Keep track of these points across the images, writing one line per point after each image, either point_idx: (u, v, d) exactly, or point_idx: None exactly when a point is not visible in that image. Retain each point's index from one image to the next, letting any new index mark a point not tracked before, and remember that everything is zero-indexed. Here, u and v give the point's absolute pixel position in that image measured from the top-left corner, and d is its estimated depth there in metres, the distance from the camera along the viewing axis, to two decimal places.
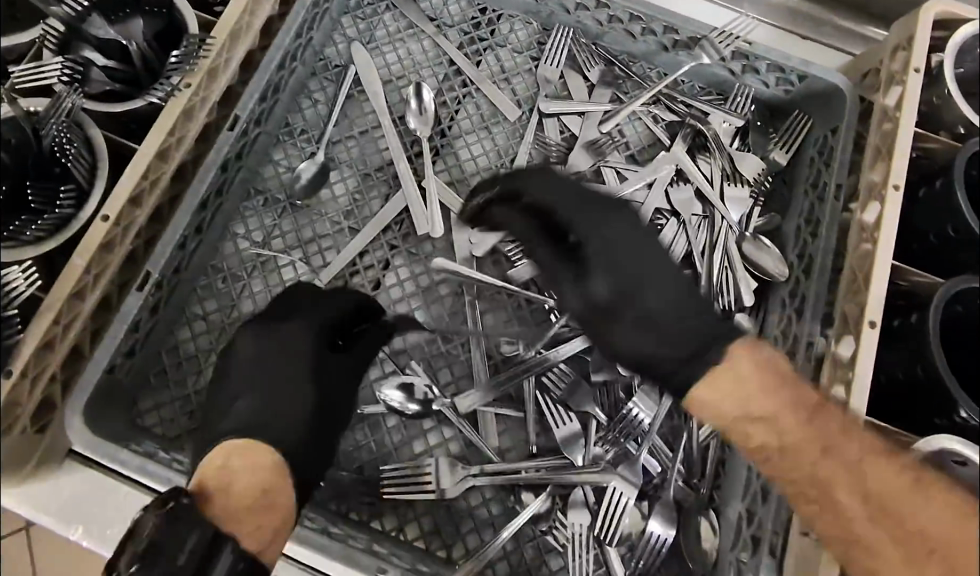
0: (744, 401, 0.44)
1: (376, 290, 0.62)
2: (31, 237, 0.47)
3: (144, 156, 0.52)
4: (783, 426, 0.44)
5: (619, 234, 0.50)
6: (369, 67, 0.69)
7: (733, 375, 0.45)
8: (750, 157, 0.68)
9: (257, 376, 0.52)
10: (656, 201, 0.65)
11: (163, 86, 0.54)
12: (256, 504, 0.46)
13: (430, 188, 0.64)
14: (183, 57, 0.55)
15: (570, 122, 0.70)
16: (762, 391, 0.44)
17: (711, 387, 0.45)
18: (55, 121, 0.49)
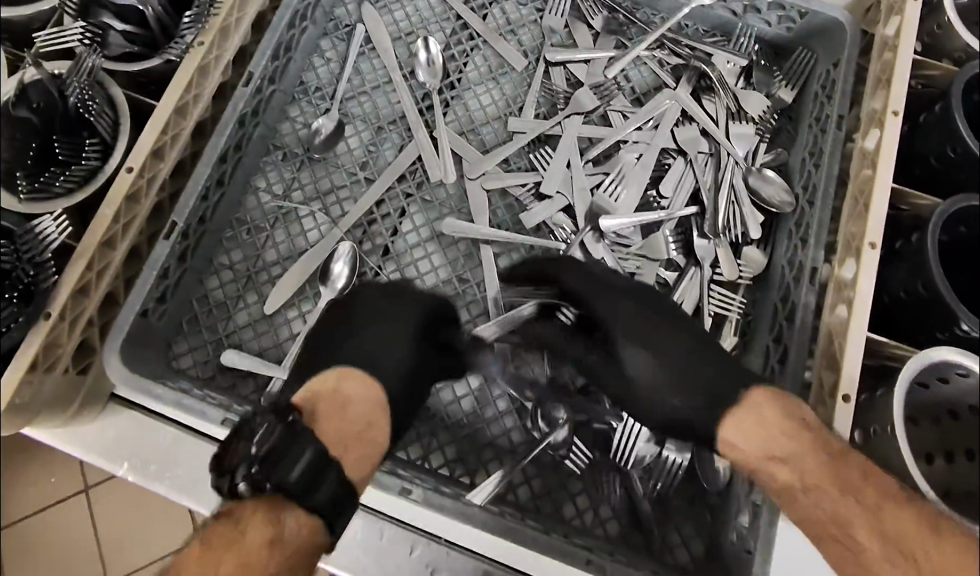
0: (767, 439, 0.49)
1: (393, 238, 0.65)
2: (61, 189, 0.49)
3: (164, 111, 0.55)
4: (805, 466, 0.47)
5: (664, 339, 0.55)
6: (378, 25, 0.71)
7: (759, 413, 0.50)
8: (754, 95, 0.69)
9: (370, 327, 0.57)
10: (662, 141, 0.67)
11: (178, 46, 0.56)
12: (364, 421, 0.53)
13: (441, 138, 0.66)
14: (198, 15, 0.56)
15: (576, 70, 0.71)
16: (790, 422, 0.49)
17: (740, 428, 0.51)
18: (77, 80, 0.50)
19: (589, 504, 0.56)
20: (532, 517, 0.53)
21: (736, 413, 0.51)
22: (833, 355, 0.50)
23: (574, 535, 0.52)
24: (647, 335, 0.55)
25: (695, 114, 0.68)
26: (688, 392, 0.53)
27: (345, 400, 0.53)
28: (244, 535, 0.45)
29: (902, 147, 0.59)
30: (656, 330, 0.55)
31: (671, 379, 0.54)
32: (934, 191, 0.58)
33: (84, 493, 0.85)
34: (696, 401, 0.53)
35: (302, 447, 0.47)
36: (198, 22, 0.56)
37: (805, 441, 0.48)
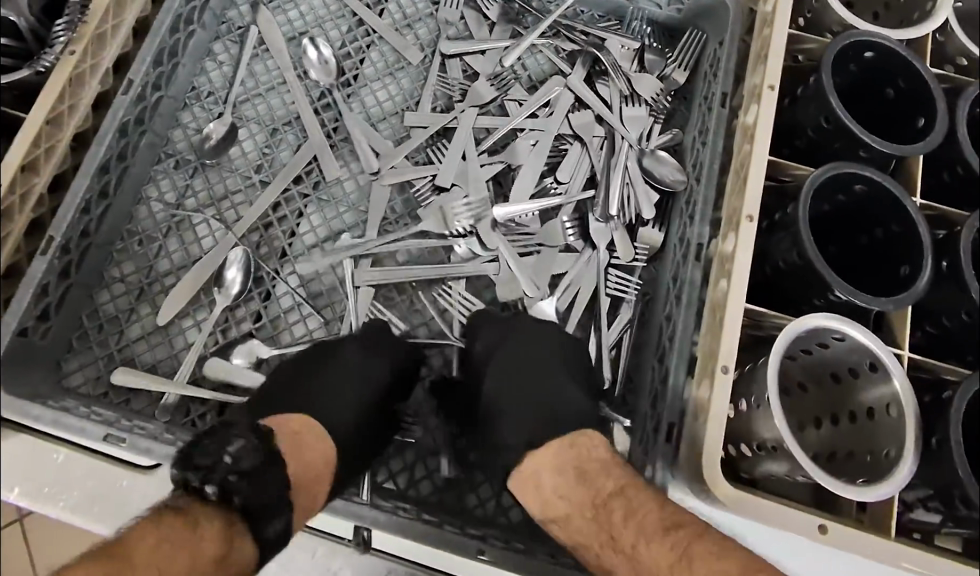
0: (543, 498, 0.51)
1: (291, 240, 0.64)
2: None
3: (33, 124, 0.54)
4: (574, 519, 0.50)
5: (519, 348, 0.58)
6: (270, 26, 0.70)
7: (523, 484, 0.52)
8: (647, 77, 0.70)
9: (311, 371, 0.57)
10: (557, 126, 0.67)
11: (50, 53, 0.55)
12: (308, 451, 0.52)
13: (352, 129, 0.66)
14: (68, 23, 0.55)
15: (472, 62, 0.71)
16: (560, 498, 0.51)
17: (545, 474, 0.52)
18: None
19: (492, 493, 0.57)
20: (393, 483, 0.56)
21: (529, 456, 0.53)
22: (715, 328, 0.52)
23: (470, 525, 0.53)
24: (487, 369, 0.58)
25: (590, 100, 0.68)
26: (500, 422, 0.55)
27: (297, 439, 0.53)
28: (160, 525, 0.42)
29: (783, 120, 0.60)
30: (487, 353, 0.58)
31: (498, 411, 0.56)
32: (814, 163, 0.59)
33: (18, 522, 0.82)
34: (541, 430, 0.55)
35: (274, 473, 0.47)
36: (71, 30, 0.56)
37: (563, 523, 0.50)
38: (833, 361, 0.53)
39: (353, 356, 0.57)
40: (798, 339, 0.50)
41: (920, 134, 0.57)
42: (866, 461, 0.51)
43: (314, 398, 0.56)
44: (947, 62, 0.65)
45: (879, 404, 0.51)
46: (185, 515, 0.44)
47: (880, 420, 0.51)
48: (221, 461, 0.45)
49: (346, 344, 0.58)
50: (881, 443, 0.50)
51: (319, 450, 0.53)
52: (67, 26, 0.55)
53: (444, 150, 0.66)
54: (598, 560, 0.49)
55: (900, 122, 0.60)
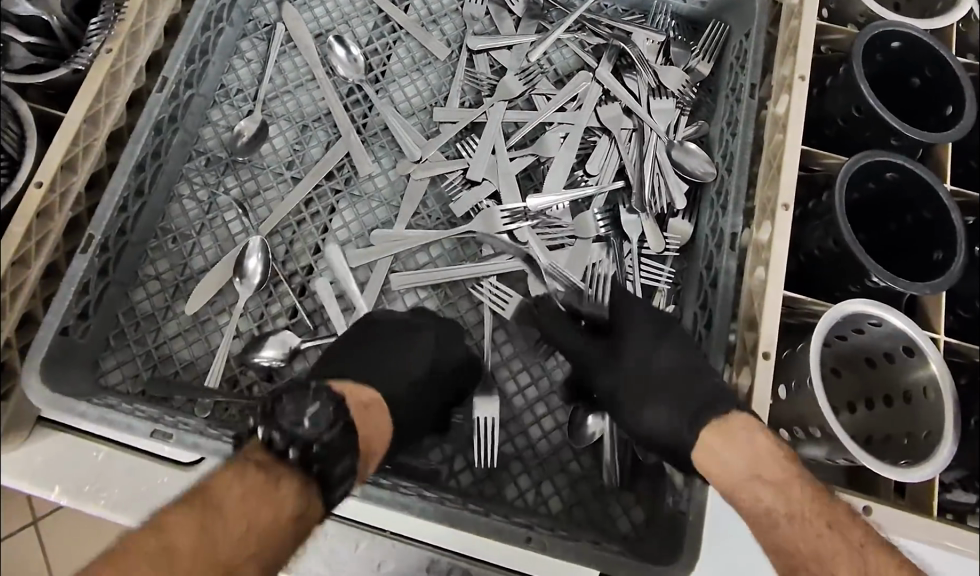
0: (755, 457, 0.47)
1: (325, 235, 0.65)
2: None
3: (72, 121, 0.54)
4: (791, 492, 0.46)
5: (667, 346, 0.56)
6: (298, 23, 0.71)
7: (712, 451, 0.48)
8: (673, 69, 0.70)
9: (385, 338, 0.57)
10: (586, 120, 0.68)
11: (86, 53, 0.55)
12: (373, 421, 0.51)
13: (391, 124, 0.67)
14: (104, 22, 0.56)
15: (499, 56, 0.71)
16: (763, 472, 0.46)
17: (719, 433, 0.49)
18: None
19: (530, 484, 0.57)
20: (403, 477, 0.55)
21: (712, 428, 0.49)
22: (755, 315, 0.52)
23: (515, 514, 0.53)
24: (649, 352, 0.56)
25: (617, 94, 0.69)
26: (665, 406, 0.53)
27: (365, 402, 0.52)
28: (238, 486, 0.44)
29: (812, 109, 0.61)
30: (655, 338, 0.56)
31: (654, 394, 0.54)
32: (843, 152, 0.60)
33: (33, 525, 0.86)
34: (678, 411, 0.52)
35: (344, 447, 0.46)
36: (106, 29, 0.56)
37: (773, 491, 0.46)
38: (868, 347, 0.54)
39: (428, 342, 0.57)
40: (838, 322, 0.51)
41: (949, 121, 0.58)
42: (904, 444, 0.51)
43: (381, 367, 0.55)
44: (969, 51, 0.66)
45: (915, 387, 0.51)
46: (265, 474, 0.45)
47: (916, 403, 0.51)
48: (307, 429, 0.45)
49: (423, 330, 0.58)
50: (919, 425, 0.51)
51: (374, 421, 0.51)
52: (103, 27, 0.56)
53: (473, 144, 0.66)
54: (799, 542, 0.44)
55: (927, 109, 0.61)
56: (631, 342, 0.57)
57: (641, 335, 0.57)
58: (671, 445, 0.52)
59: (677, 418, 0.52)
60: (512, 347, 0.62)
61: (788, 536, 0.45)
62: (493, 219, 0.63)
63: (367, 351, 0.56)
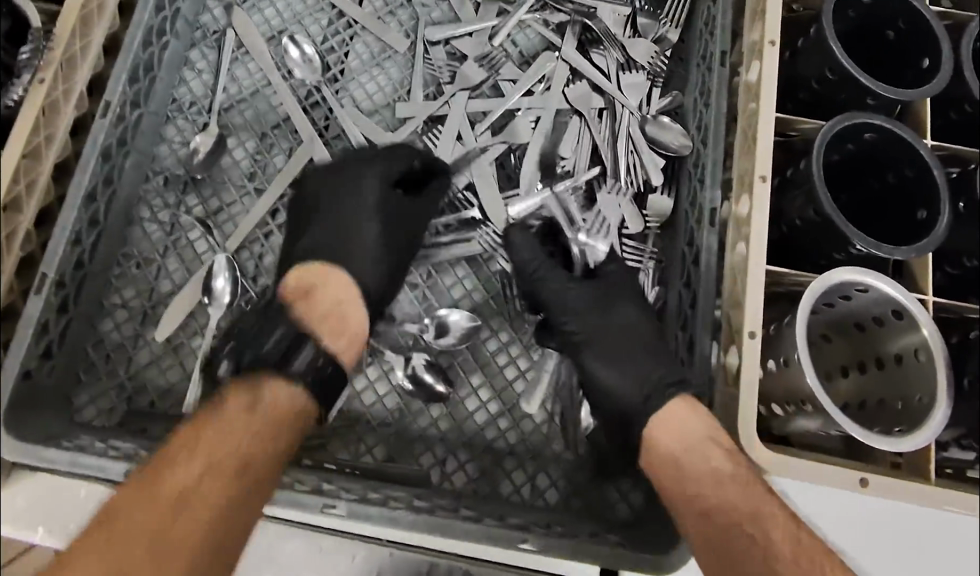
0: (712, 429, 0.50)
1: (294, 246, 0.63)
2: None
3: (11, 155, 0.51)
4: (740, 459, 0.49)
5: (617, 324, 0.58)
6: (249, 27, 0.68)
7: (668, 420, 0.52)
8: (642, 42, 0.68)
9: (327, 213, 0.60)
10: (555, 102, 0.66)
11: (17, 85, 0.54)
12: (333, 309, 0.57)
13: (349, 127, 0.66)
14: (34, 50, 0.54)
15: (460, 44, 0.69)
16: (718, 438, 0.50)
17: (668, 418, 0.53)
18: None
19: (525, 478, 0.56)
20: (390, 486, 0.52)
21: (680, 405, 0.53)
22: (737, 293, 0.51)
23: (510, 514, 0.51)
24: (607, 325, 0.58)
25: (586, 72, 0.67)
26: (629, 376, 0.55)
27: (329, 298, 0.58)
28: (258, 401, 0.51)
29: (784, 73, 0.59)
30: (622, 307, 0.59)
31: (609, 359, 0.57)
32: (820, 114, 0.58)
33: None
34: (631, 378, 0.55)
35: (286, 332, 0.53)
36: (36, 58, 0.54)
37: (727, 455, 0.49)
38: (858, 312, 0.52)
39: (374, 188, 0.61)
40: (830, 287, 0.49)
41: (925, 75, 0.55)
42: (898, 409, 0.50)
43: (339, 243, 0.60)
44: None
45: (906, 350, 0.50)
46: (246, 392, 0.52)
47: (909, 366, 0.50)
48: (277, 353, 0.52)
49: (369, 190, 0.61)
50: (912, 389, 0.49)
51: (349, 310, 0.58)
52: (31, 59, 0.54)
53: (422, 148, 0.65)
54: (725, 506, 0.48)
55: (901, 62, 0.58)
56: (614, 321, 0.58)
57: (629, 304, 0.59)
58: (626, 409, 0.55)
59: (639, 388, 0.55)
60: (497, 342, 0.60)
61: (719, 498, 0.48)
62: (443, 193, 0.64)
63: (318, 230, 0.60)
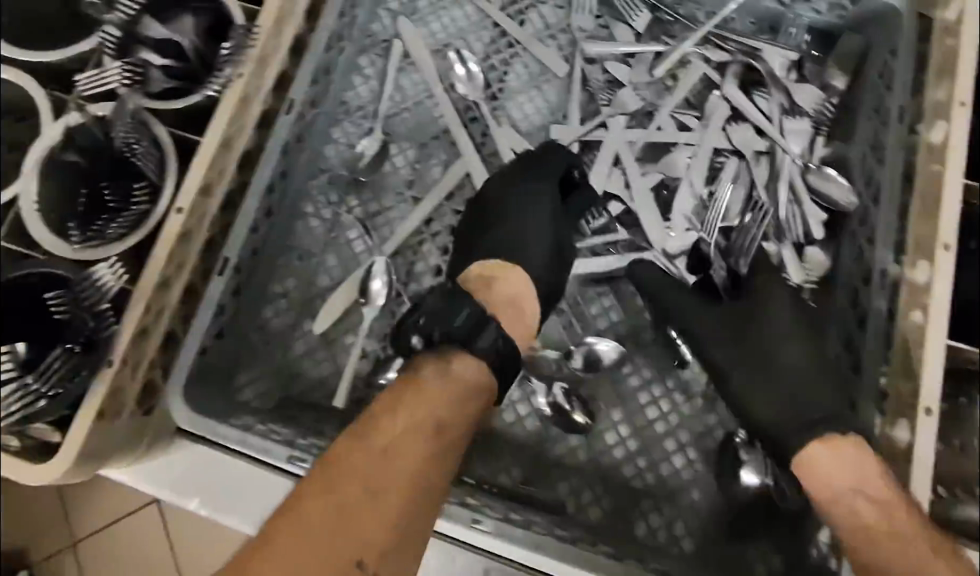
0: (857, 477, 0.48)
1: (446, 256, 0.66)
2: (112, 234, 0.51)
3: (210, 144, 0.54)
4: (896, 512, 0.47)
5: (787, 355, 0.57)
6: (414, 36, 0.71)
7: (813, 465, 0.50)
8: (809, 88, 0.68)
9: (505, 216, 0.62)
10: (714, 141, 0.67)
11: (217, 79, 0.56)
12: (507, 298, 0.58)
13: (504, 146, 0.68)
14: (235, 47, 0.56)
15: (616, 69, 0.72)
16: (867, 486, 0.48)
17: (835, 458, 0.50)
18: (121, 124, 0.52)
19: (662, 522, 0.58)
20: (529, 509, 0.54)
21: (823, 438, 0.51)
22: None
23: (645, 555, 0.51)
24: (764, 338, 0.59)
25: (747, 112, 0.68)
26: (777, 398, 0.56)
27: (492, 286, 0.58)
28: (426, 387, 0.50)
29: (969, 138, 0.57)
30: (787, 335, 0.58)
31: (770, 389, 0.56)
32: None
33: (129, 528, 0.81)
34: (788, 407, 0.55)
35: (457, 316, 0.51)
36: (236, 54, 0.56)
37: (872, 504, 0.48)
38: None
39: (545, 200, 0.62)
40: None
41: None
42: None
43: (507, 237, 0.61)
44: None
45: None
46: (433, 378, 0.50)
47: None
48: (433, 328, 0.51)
49: (542, 195, 0.62)
50: None
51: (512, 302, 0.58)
52: (232, 54, 0.56)
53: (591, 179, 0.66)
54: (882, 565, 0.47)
55: None
56: (770, 334, 0.59)
57: (787, 314, 0.59)
58: (777, 438, 0.54)
59: (796, 426, 0.53)
60: (639, 379, 0.62)
61: (887, 556, 0.46)
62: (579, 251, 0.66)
63: (501, 228, 0.62)
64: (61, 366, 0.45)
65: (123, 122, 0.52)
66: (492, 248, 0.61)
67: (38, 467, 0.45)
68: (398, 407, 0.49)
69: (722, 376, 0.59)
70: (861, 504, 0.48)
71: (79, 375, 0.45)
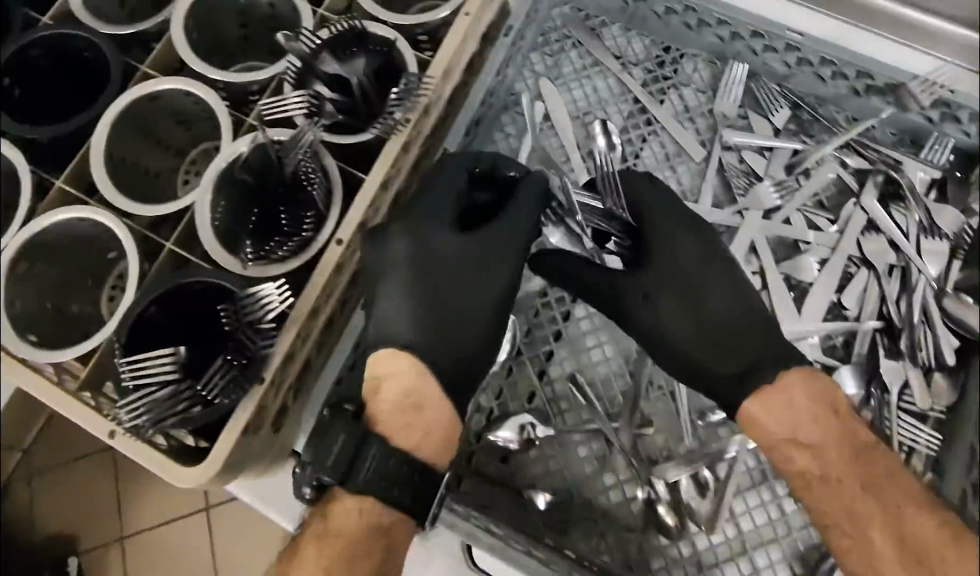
0: (789, 425, 0.58)
1: (566, 321, 0.68)
2: (283, 255, 0.56)
3: (372, 185, 0.58)
4: (824, 453, 0.58)
5: (717, 293, 0.64)
6: (558, 102, 0.76)
7: (753, 423, 0.59)
8: (949, 210, 0.70)
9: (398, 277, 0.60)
10: (848, 248, 0.70)
11: (382, 123, 0.59)
12: (414, 410, 0.57)
13: None
14: (403, 93, 0.59)
15: (752, 158, 0.75)
16: (802, 430, 0.58)
17: (764, 406, 0.58)
18: (298, 150, 0.56)
19: None
20: None
21: (756, 395, 0.59)
22: None
23: None
24: (703, 284, 0.64)
25: (883, 225, 0.70)
26: (722, 361, 0.62)
27: (381, 385, 0.57)
28: (338, 525, 0.55)
29: None
30: (714, 270, 0.65)
31: (712, 327, 0.63)
32: None
33: (205, 509, 1.07)
34: (730, 366, 0.61)
35: (370, 457, 0.53)
36: (404, 100, 0.59)
37: (804, 450, 0.58)
38: None
39: (435, 233, 0.61)
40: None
41: None
42: None
43: (454, 295, 0.61)
44: None
45: None
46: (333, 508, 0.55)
47: None
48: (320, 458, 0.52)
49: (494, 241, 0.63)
50: None
51: (424, 417, 0.57)
52: (403, 97, 0.59)
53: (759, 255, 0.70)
54: (824, 508, 0.58)
55: None
56: (717, 283, 0.64)
57: (725, 273, 0.65)
58: (714, 381, 0.62)
59: (734, 370, 0.61)
60: (749, 479, 0.63)
61: (827, 502, 0.58)
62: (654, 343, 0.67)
63: (407, 282, 0.60)
64: (221, 377, 0.48)
65: (301, 153, 0.56)
66: (406, 341, 0.59)
67: (188, 469, 0.48)
68: (330, 527, 0.55)
69: (657, 338, 0.64)
70: (796, 448, 0.58)
71: (235, 394, 0.48)
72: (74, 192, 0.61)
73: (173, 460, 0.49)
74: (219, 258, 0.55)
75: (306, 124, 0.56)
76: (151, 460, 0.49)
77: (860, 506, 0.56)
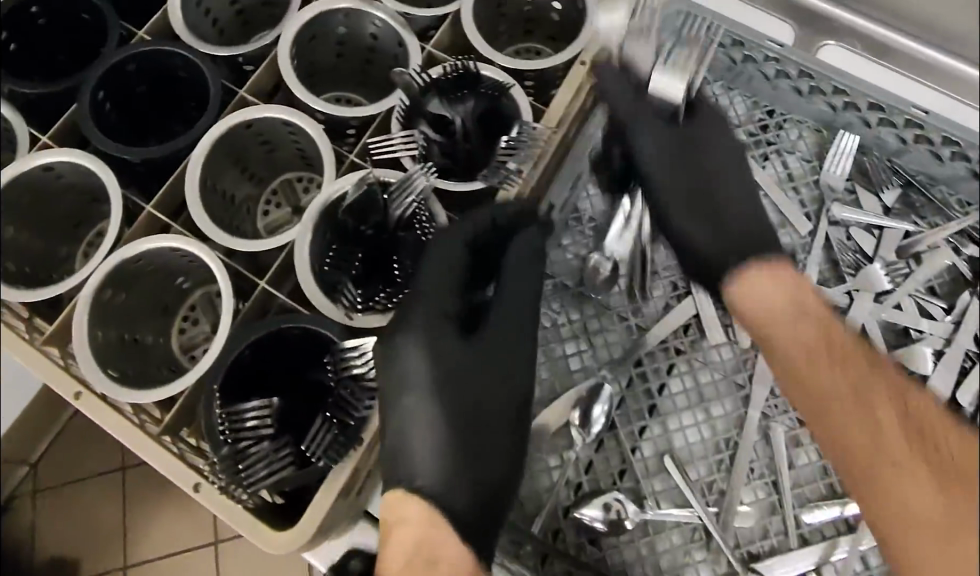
0: (792, 319, 0.58)
1: (660, 394, 0.65)
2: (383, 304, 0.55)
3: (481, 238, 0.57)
4: (832, 342, 0.57)
5: (724, 180, 0.66)
6: None
7: (751, 293, 0.60)
8: None
9: (394, 402, 0.54)
10: (965, 342, 0.69)
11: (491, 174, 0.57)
12: (431, 556, 0.50)
13: None
14: (516, 140, 0.57)
15: (861, 237, 0.74)
16: (810, 313, 0.58)
17: (744, 287, 0.60)
18: (404, 197, 0.54)
19: None
20: None
21: (762, 275, 0.60)
22: None
23: None
24: (705, 165, 0.66)
25: None
26: (712, 227, 0.64)
27: (396, 529, 0.51)
28: None
29: None
30: (729, 154, 0.66)
31: (711, 213, 0.64)
32: None
33: (213, 544, 1.01)
34: (717, 235, 0.63)
35: None
36: (517, 146, 0.57)
37: (810, 330, 0.58)
38: None
39: (441, 336, 0.56)
40: None
41: None
42: None
43: (465, 406, 0.56)
44: None
45: None
46: None
47: None
48: None
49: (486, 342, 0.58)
50: None
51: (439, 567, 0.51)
52: (514, 146, 0.57)
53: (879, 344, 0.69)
54: (827, 417, 0.56)
55: None
56: (717, 158, 0.66)
57: (724, 137, 0.67)
58: (709, 259, 0.63)
59: (722, 244, 0.63)
60: None
61: (829, 405, 0.56)
62: (753, 425, 0.63)
63: (426, 399, 0.54)
64: (324, 436, 0.48)
65: (412, 202, 0.54)
66: (409, 474, 0.53)
67: (282, 535, 0.47)
68: None
69: (660, 214, 0.66)
70: (783, 330, 0.58)
71: (338, 452, 0.48)
72: (162, 217, 0.59)
73: (258, 524, 0.48)
74: (318, 305, 0.52)
75: (415, 168, 0.54)
76: (239, 521, 0.48)
77: (872, 418, 0.55)
